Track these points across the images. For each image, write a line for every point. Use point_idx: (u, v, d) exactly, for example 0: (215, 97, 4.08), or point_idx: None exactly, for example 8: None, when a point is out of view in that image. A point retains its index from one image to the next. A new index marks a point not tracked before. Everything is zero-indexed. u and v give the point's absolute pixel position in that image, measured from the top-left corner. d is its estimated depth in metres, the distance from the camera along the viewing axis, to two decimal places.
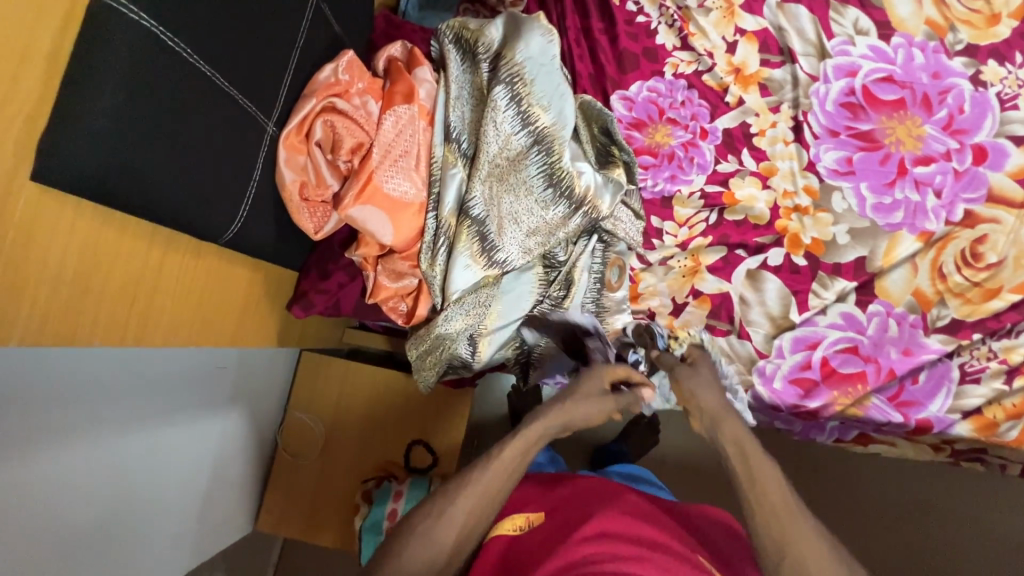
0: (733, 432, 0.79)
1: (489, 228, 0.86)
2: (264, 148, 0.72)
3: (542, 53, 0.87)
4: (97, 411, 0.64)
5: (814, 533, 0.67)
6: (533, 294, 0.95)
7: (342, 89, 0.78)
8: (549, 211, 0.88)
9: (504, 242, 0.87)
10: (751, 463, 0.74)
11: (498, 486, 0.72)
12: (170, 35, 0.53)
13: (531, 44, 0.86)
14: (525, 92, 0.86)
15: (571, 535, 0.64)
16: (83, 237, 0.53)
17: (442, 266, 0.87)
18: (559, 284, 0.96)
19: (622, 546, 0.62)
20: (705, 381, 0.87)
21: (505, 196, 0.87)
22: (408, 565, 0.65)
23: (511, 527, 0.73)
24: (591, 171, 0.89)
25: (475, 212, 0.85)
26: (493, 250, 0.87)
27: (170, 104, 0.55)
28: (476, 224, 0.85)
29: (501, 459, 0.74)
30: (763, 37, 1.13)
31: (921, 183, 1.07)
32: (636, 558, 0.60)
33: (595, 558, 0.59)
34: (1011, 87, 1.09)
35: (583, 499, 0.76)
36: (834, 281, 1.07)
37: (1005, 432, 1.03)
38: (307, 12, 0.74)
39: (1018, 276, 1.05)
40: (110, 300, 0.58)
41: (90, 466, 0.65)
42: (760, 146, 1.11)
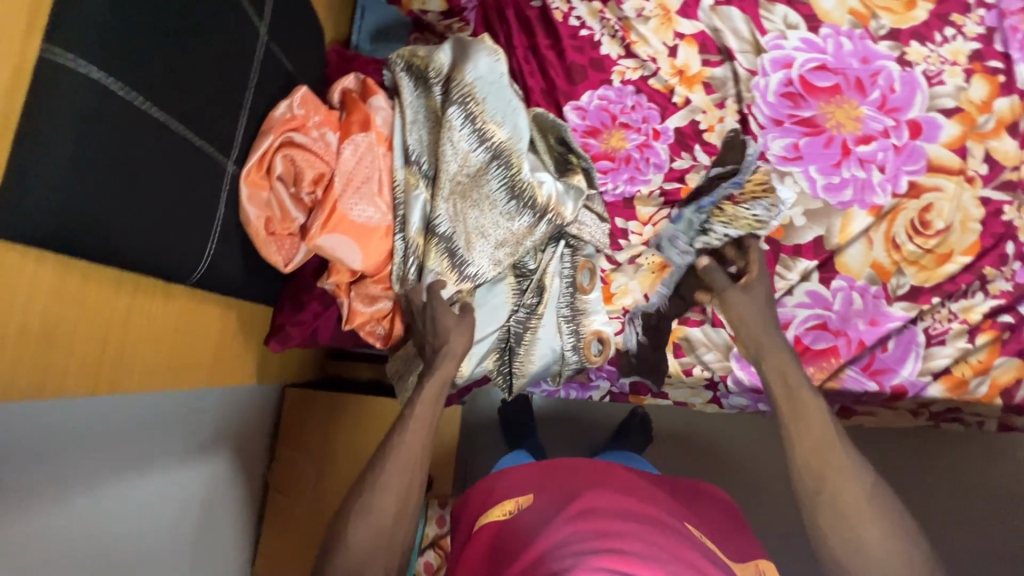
0: (777, 362, 0.87)
1: (458, 244, 0.88)
2: (226, 187, 0.73)
3: (492, 72, 0.90)
4: (76, 467, 0.63)
5: (849, 467, 0.75)
6: (508, 303, 0.97)
7: (300, 123, 0.80)
8: (514, 221, 0.90)
9: (474, 255, 0.89)
10: (794, 392, 0.82)
11: (421, 449, 0.76)
12: (122, 85, 0.54)
13: (479, 64, 0.90)
14: (479, 110, 0.89)
15: (555, 519, 0.67)
16: (47, 288, 0.53)
17: (415, 286, 0.87)
18: (533, 292, 0.98)
19: (605, 522, 0.65)
20: (755, 305, 0.93)
21: (470, 211, 0.89)
22: (356, 547, 0.69)
23: (502, 513, 0.75)
24: (550, 178, 0.91)
25: (442, 229, 0.86)
26: (463, 264, 0.88)
27: (126, 152, 0.56)
28: (443, 241, 0.87)
29: (417, 416, 0.78)
30: (701, 39, 1.19)
31: (865, 161, 1.13)
32: (618, 533, 0.62)
33: (577, 538, 0.62)
34: (935, 64, 1.16)
35: (570, 479, 0.79)
36: (796, 262, 1.11)
37: (975, 389, 1.07)
38: (257, 52, 0.76)
39: (966, 238, 1.10)
40: (80, 347, 0.58)
41: (74, 523, 0.63)
42: (711, 141, 1.15)
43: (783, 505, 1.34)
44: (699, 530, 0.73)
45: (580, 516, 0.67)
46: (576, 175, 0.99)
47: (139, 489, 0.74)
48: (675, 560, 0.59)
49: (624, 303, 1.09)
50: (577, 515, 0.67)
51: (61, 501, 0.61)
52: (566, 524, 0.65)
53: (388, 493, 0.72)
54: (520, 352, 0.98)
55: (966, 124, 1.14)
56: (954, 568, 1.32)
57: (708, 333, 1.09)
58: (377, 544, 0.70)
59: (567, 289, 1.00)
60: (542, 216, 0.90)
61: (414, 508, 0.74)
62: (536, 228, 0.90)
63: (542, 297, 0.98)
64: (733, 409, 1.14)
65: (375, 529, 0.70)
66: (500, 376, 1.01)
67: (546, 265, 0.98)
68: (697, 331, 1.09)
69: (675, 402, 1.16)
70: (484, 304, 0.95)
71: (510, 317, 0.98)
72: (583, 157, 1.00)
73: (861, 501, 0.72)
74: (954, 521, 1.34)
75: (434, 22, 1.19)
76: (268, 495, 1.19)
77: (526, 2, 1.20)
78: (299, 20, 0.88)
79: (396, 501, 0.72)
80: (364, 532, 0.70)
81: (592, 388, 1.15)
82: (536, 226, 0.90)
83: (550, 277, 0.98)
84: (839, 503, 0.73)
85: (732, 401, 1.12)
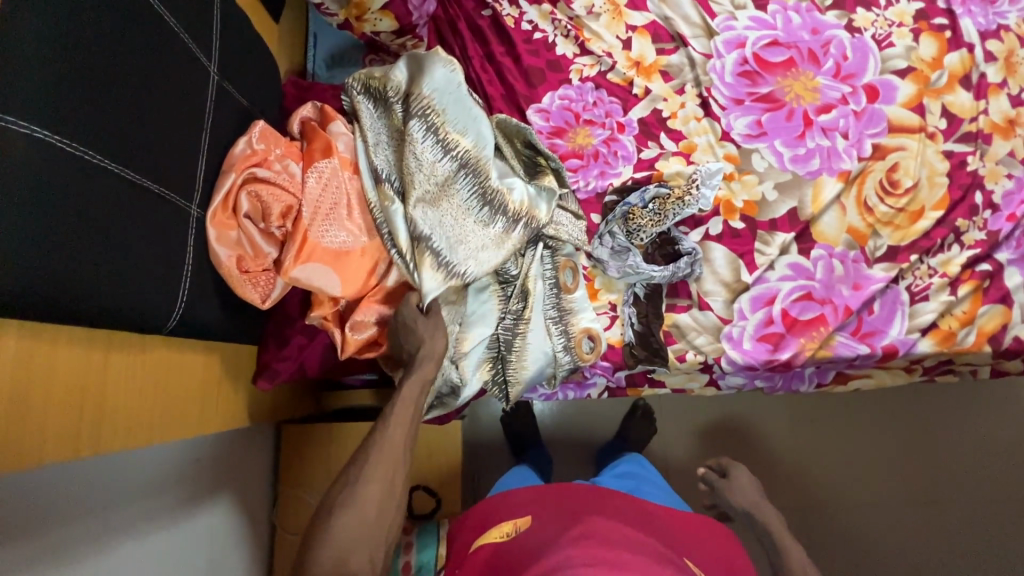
0: (771, 525, 1.01)
1: (446, 251, 0.87)
2: (192, 230, 0.72)
3: (448, 80, 0.90)
4: (67, 537, 0.60)
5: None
6: (497, 309, 0.96)
7: (261, 158, 0.79)
8: (494, 225, 0.90)
9: (460, 263, 0.88)
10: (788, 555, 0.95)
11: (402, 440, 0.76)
12: (67, 141, 0.53)
13: (435, 76, 0.89)
14: (439, 120, 0.89)
15: (553, 544, 0.68)
16: (17, 354, 0.52)
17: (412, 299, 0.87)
18: (519, 295, 0.97)
19: (603, 548, 0.65)
20: (741, 487, 1.08)
21: (452, 217, 0.88)
22: (341, 534, 0.68)
23: (499, 535, 0.77)
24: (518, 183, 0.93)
25: (430, 238, 0.86)
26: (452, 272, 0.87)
27: (78, 208, 0.54)
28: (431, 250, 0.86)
29: (397, 417, 0.78)
30: (654, 29, 1.20)
31: (828, 129, 1.15)
32: (614, 560, 0.63)
33: (569, 561, 0.62)
34: (882, 28, 1.19)
35: (569, 506, 0.80)
36: (774, 236, 1.11)
37: (963, 339, 1.08)
38: (209, 93, 0.76)
39: (935, 193, 1.12)
40: (56, 413, 0.57)
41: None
42: (676, 127, 1.16)
43: (794, 479, 1.34)
44: (696, 565, 0.76)
45: (578, 539, 0.68)
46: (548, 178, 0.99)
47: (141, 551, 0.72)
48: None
49: (610, 298, 1.10)
50: (576, 539, 0.68)
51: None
52: (565, 546, 0.66)
53: (373, 482, 0.71)
54: (513, 358, 0.97)
55: (920, 82, 1.17)
56: (968, 519, 1.32)
57: (697, 318, 1.09)
58: (363, 532, 0.69)
59: (552, 289, 1.01)
60: (518, 218, 0.91)
61: (392, 515, 0.72)
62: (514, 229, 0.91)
63: (528, 298, 0.97)
64: (731, 388, 1.14)
65: (355, 531, 0.68)
66: (495, 386, 0.99)
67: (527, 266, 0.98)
68: (685, 316, 1.09)
69: (673, 389, 1.15)
70: (476, 311, 0.95)
71: (502, 323, 0.97)
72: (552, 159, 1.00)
73: None
74: (962, 473, 1.35)
75: (388, 41, 1.14)
76: (276, 535, 1.17)
77: (476, 11, 1.20)
78: (250, 55, 0.87)
79: (372, 507, 0.70)
80: (343, 536, 0.68)
81: (589, 386, 1.14)
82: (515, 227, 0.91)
83: (533, 278, 0.98)
84: None
85: (729, 381, 1.12)
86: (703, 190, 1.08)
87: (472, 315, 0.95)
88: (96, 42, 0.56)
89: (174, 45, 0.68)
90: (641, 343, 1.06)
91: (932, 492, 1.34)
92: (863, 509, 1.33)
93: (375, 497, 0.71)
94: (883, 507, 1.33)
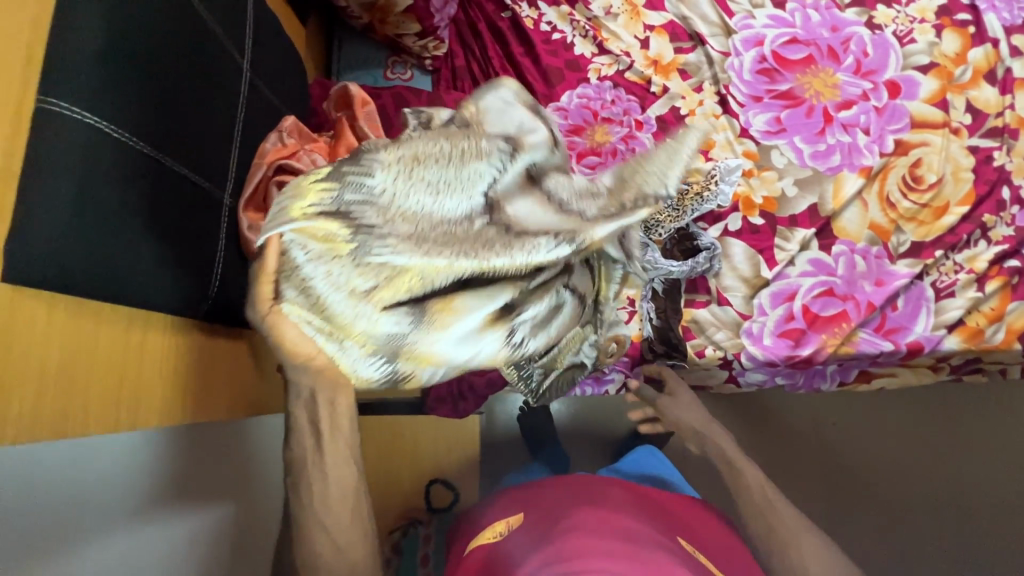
0: (718, 447, 1.02)
1: (379, 227, 0.60)
2: (225, 218, 0.75)
3: (507, 102, 0.72)
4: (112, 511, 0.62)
5: (790, 518, 0.85)
6: (418, 348, 0.65)
7: (291, 151, 0.82)
8: (462, 241, 0.63)
9: (377, 257, 0.60)
10: (740, 473, 0.95)
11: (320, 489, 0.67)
12: (116, 128, 0.56)
13: (488, 97, 0.71)
14: (476, 115, 0.69)
15: (549, 532, 0.69)
16: (64, 328, 0.54)
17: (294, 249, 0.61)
18: (457, 350, 0.67)
19: (593, 539, 0.66)
20: (687, 404, 1.08)
21: (429, 188, 0.62)
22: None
23: (492, 534, 0.77)
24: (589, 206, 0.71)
25: (375, 193, 0.60)
26: (364, 257, 0.60)
27: (126, 192, 0.57)
28: (351, 204, 0.60)
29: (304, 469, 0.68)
30: (671, 29, 1.22)
31: (849, 125, 1.14)
32: (611, 551, 0.63)
33: (565, 553, 0.63)
34: (904, 24, 1.19)
35: (557, 499, 0.79)
36: (794, 232, 1.10)
37: (992, 336, 1.06)
38: (242, 89, 0.79)
39: (960, 189, 1.11)
40: (98, 388, 0.59)
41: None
42: (694, 125, 1.17)
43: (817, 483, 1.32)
44: (696, 548, 0.75)
45: (574, 531, 0.68)
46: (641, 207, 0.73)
47: (179, 532, 0.73)
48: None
49: (628, 292, 1.09)
50: (568, 530, 0.68)
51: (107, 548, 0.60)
52: (557, 539, 0.67)
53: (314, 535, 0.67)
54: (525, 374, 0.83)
55: (943, 78, 1.16)
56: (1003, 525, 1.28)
57: (716, 313, 1.08)
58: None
59: (523, 351, 0.75)
60: (526, 245, 0.65)
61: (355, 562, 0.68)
62: (500, 255, 0.64)
63: (452, 355, 0.68)
64: (752, 385, 1.12)
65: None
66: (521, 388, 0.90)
67: (487, 301, 0.67)
68: (705, 311, 1.09)
69: (691, 386, 1.15)
70: (374, 334, 0.63)
71: (408, 365, 0.66)
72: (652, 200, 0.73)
73: (812, 541, 0.81)
74: (996, 478, 1.30)
75: (410, 45, 1.17)
76: None
77: (497, 14, 1.23)
78: (281, 55, 0.91)
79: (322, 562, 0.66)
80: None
81: (608, 382, 1.14)
82: (501, 254, 0.64)
83: (484, 330, 0.69)
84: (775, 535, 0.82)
85: (749, 378, 1.11)
86: (721, 185, 1.08)
87: (368, 333, 0.63)
88: (141, 37, 0.59)
89: (211, 42, 0.72)
90: (659, 338, 1.07)
91: (963, 496, 1.30)
92: (891, 513, 1.29)
93: (322, 527, 0.67)
94: (911, 511, 1.29)
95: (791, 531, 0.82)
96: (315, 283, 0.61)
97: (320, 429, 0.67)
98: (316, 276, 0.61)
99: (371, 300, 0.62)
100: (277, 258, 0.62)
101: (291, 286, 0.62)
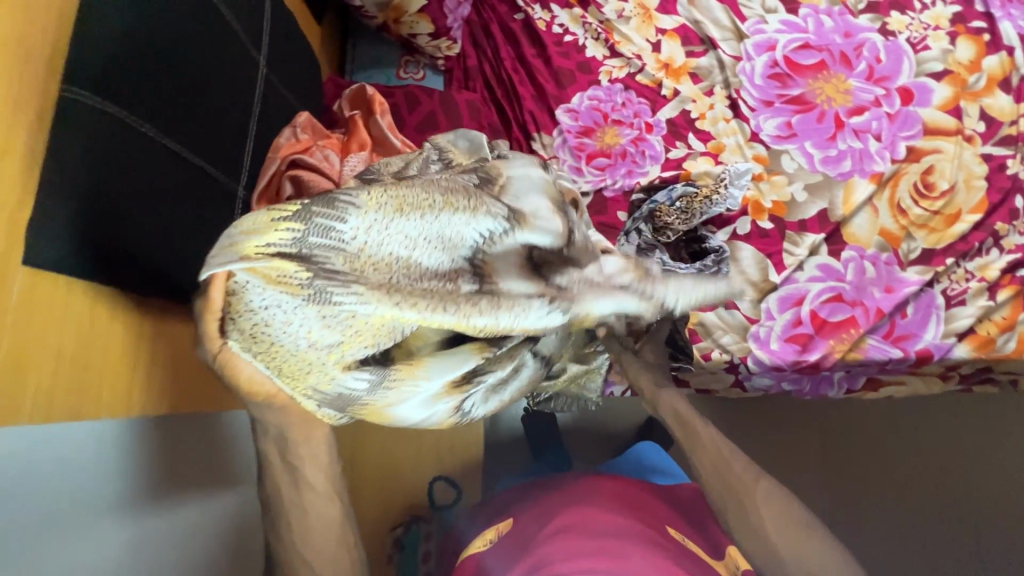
0: (680, 412, 0.64)
1: (344, 277, 0.45)
2: (239, 211, 0.76)
3: (535, 185, 0.58)
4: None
5: (758, 481, 0.58)
6: (360, 409, 0.52)
7: (304, 146, 0.83)
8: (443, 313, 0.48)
9: (336, 313, 0.46)
10: (692, 426, 0.62)
11: (307, 531, 0.53)
12: (135, 118, 0.58)
13: (517, 164, 0.59)
14: (502, 183, 0.56)
15: (545, 535, 0.69)
16: (76, 315, 0.55)
17: (243, 290, 0.46)
18: (415, 417, 0.54)
19: (588, 540, 0.65)
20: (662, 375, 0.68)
21: (408, 240, 0.47)
22: None
23: (481, 544, 0.76)
24: (595, 286, 0.59)
25: (342, 244, 0.45)
26: (321, 313, 0.46)
27: (145, 181, 0.59)
28: (313, 255, 0.44)
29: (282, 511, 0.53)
30: (683, 32, 1.22)
31: (860, 131, 1.14)
32: (605, 552, 0.63)
33: (559, 556, 0.63)
34: (917, 31, 1.19)
35: (545, 504, 0.79)
36: (803, 237, 1.10)
37: (1003, 345, 1.04)
38: (259, 85, 0.80)
39: (973, 196, 1.10)
40: (113, 374, 0.60)
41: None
42: (704, 128, 1.17)
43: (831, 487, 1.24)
44: (684, 534, 0.75)
45: (561, 533, 0.68)
46: (638, 299, 0.61)
47: (223, 510, 0.70)
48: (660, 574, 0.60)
49: None
50: (563, 531, 0.68)
51: (155, 521, 0.61)
52: (550, 541, 0.67)
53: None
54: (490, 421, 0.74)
55: (957, 85, 1.15)
56: None
57: (723, 316, 1.08)
58: None
59: (472, 416, 0.59)
60: (513, 303, 0.51)
61: None
62: (485, 314, 0.50)
63: (399, 417, 0.53)
64: (758, 390, 1.11)
65: None
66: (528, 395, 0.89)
67: (450, 367, 0.53)
68: (711, 314, 1.08)
69: (697, 389, 1.14)
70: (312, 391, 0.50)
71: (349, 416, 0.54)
72: (651, 299, 0.63)
73: (779, 505, 0.56)
74: None
75: (423, 45, 1.18)
76: None
77: (510, 16, 1.25)
78: (297, 52, 0.93)
79: None
80: None
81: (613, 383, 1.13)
82: (486, 318, 0.50)
83: (439, 399, 0.54)
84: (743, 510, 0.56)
85: (755, 383, 1.10)
86: (731, 189, 1.09)
87: (318, 389, 0.50)
88: (161, 32, 0.61)
89: (231, 39, 0.73)
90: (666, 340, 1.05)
91: None
92: None
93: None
94: None
95: (768, 508, 0.56)
96: (262, 333, 0.47)
97: (302, 461, 0.53)
98: (263, 326, 0.46)
99: (323, 356, 0.48)
100: (225, 299, 0.48)
101: (239, 332, 0.48)
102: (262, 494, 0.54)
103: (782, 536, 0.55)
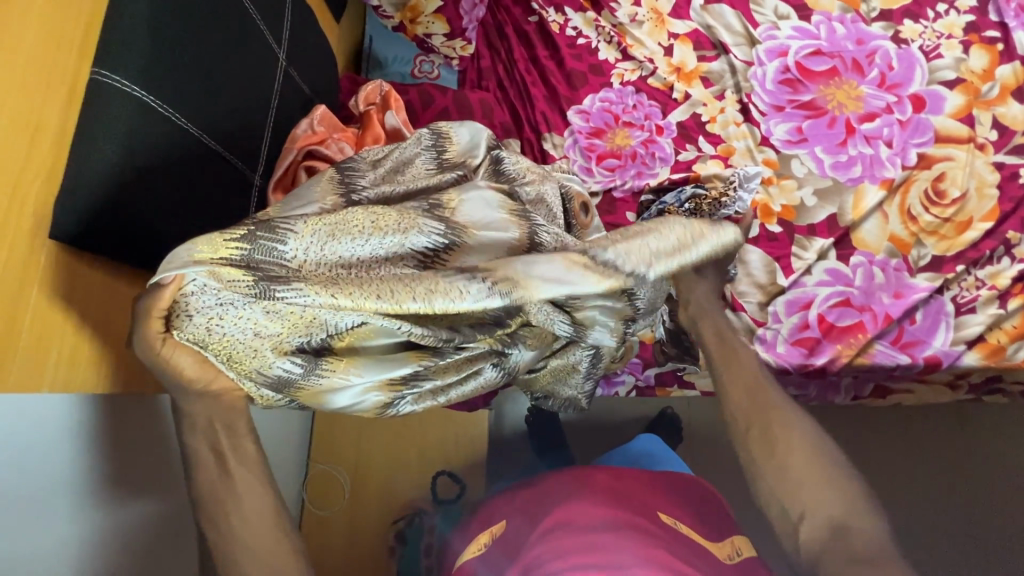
0: (714, 326, 0.73)
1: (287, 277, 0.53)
2: (253, 199, 0.77)
3: (486, 206, 0.66)
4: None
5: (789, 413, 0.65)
6: (300, 392, 0.59)
7: (320, 138, 0.85)
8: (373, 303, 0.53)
9: (279, 308, 0.53)
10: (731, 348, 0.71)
11: (231, 509, 0.53)
12: (162, 104, 0.59)
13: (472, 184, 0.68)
14: (451, 206, 0.64)
15: (536, 534, 0.70)
16: (96, 292, 0.57)
17: (189, 295, 0.52)
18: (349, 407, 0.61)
19: (579, 537, 0.66)
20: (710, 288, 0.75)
21: (344, 258, 0.57)
22: None
23: (475, 550, 0.78)
24: (545, 267, 0.58)
25: (285, 256, 0.54)
26: (265, 307, 0.53)
27: (167, 164, 0.60)
28: (258, 266, 0.53)
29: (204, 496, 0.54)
30: (695, 37, 1.24)
31: (871, 138, 1.14)
32: (595, 548, 0.63)
33: (550, 555, 0.63)
34: (930, 39, 1.19)
35: (543, 501, 0.79)
36: (812, 241, 1.10)
37: (1013, 355, 1.03)
38: (278, 77, 0.82)
39: (984, 204, 1.10)
40: (127, 353, 0.61)
41: (139, 530, 0.64)
42: (715, 132, 1.18)
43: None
44: (676, 518, 0.78)
45: (556, 531, 0.68)
46: (599, 274, 0.59)
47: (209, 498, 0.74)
48: (647, 562, 0.60)
49: None
50: (554, 528, 0.69)
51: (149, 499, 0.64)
52: (542, 540, 0.67)
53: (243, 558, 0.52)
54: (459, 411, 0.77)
55: (970, 93, 1.15)
56: None
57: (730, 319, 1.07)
58: None
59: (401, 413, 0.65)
60: (448, 287, 0.55)
61: None
62: (416, 299, 0.54)
63: (336, 401, 0.60)
64: None
65: None
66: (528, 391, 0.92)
67: (383, 366, 0.61)
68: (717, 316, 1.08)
69: (703, 392, 1.14)
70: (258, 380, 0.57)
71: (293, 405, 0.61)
72: (617, 275, 0.59)
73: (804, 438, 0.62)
74: None
75: (438, 45, 1.21)
76: (304, 514, 1.14)
77: (524, 18, 1.27)
78: (316, 48, 0.95)
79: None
80: None
81: (618, 384, 1.13)
82: (420, 303, 0.54)
83: (371, 390, 0.61)
84: (772, 440, 0.62)
85: None
86: (740, 192, 1.09)
87: (260, 373, 0.56)
88: (188, 22, 0.63)
89: (253, 32, 0.75)
90: (671, 342, 1.02)
91: None
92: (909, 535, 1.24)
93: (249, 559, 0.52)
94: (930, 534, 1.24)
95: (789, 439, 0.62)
96: (204, 335, 0.53)
97: (222, 448, 0.55)
98: (215, 320, 0.52)
99: (267, 346, 0.55)
100: (173, 299, 0.52)
101: (189, 330, 0.53)
102: (192, 496, 0.54)
103: (794, 470, 0.60)
